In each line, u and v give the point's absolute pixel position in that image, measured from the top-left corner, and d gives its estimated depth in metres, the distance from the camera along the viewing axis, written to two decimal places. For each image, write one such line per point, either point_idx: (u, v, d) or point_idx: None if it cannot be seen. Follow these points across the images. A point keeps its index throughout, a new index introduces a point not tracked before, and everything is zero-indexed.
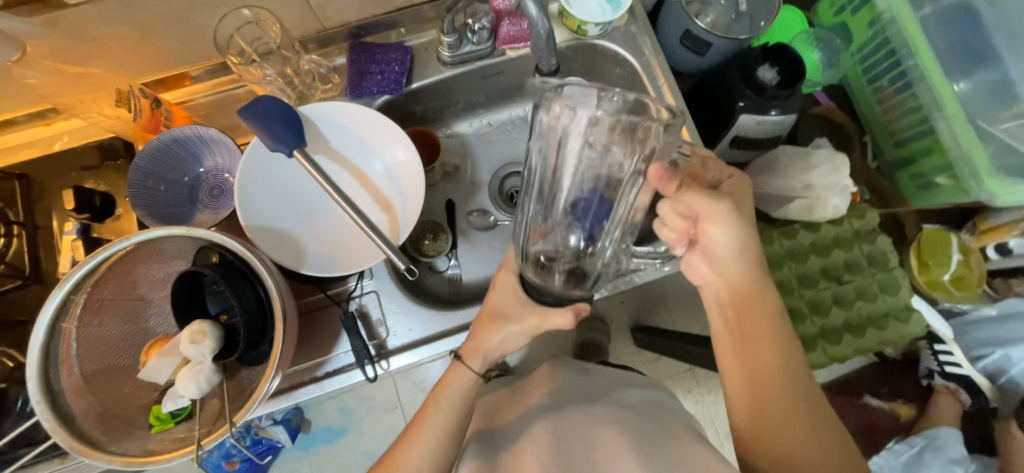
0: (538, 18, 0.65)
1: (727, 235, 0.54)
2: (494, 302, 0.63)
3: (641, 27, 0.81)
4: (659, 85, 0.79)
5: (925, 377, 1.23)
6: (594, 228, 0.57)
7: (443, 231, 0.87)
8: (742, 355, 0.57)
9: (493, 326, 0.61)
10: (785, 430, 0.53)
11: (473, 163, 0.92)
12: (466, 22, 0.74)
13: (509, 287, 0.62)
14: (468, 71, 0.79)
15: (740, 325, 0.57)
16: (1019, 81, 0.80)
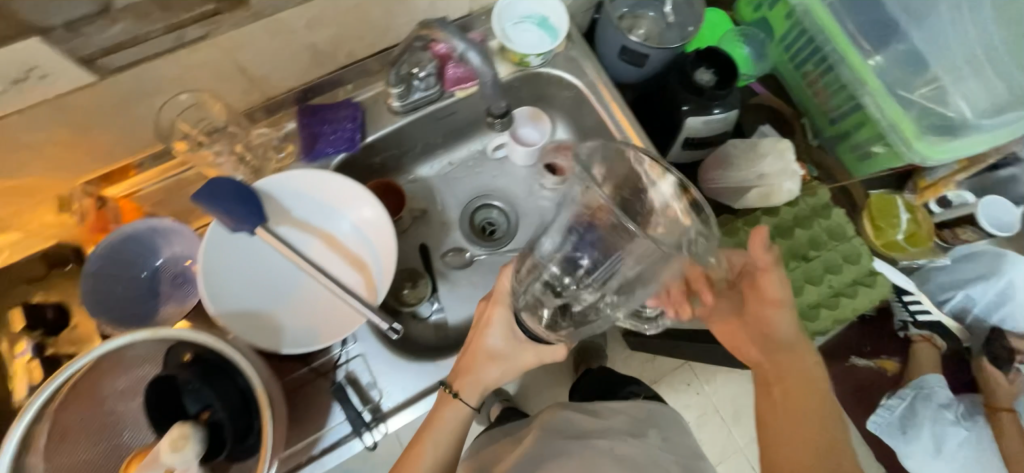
0: (482, 67, 0.69)
1: (776, 318, 0.69)
2: (490, 342, 0.65)
3: (581, 51, 0.84)
4: (608, 103, 0.83)
5: (901, 329, 1.28)
6: (599, 282, 0.53)
7: (421, 276, 0.86)
8: (785, 426, 0.65)
9: (491, 364, 0.65)
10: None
11: (441, 204, 0.93)
12: (412, 71, 0.75)
13: (505, 323, 0.64)
14: (422, 115, 0.80)
15: (791, 395, 0.67)
16: (926, 51, 0.86)
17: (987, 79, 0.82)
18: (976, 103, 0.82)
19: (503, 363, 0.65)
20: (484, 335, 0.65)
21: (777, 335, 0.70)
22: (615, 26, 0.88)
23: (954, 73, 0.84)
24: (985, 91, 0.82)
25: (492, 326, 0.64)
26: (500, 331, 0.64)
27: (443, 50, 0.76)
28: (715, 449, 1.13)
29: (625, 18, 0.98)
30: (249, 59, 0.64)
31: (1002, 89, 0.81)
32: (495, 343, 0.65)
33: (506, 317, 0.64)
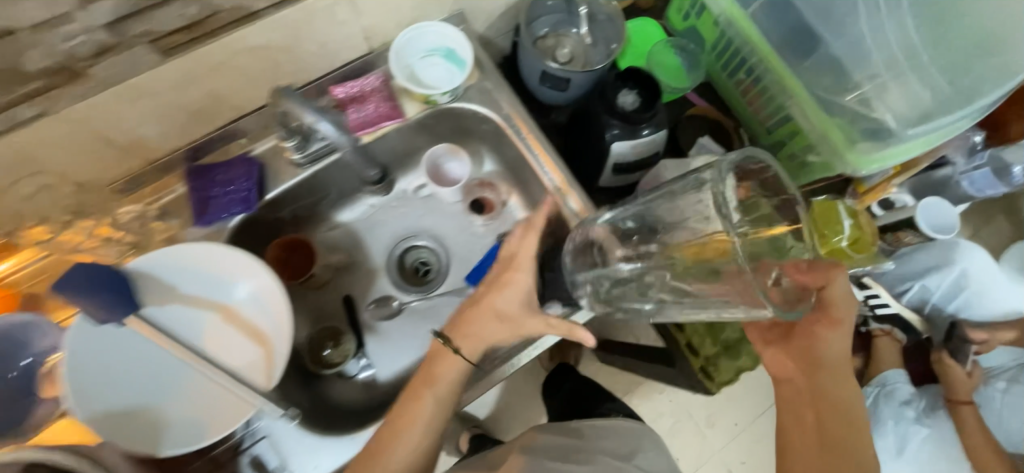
0: (335, 136, 0.66)
1: (831, 342, 0.65)
2: (498, 301, 0.65)
3: (494, 82, 0.79)
4: (524, 136, 0.79)
5: (863, 325, 1.28)
6: (645, 264, 0.57)
7: (343, 333, 0.82)
8: (818, 456, 0.66)
9: (499, 326, 0.66)
10: None
11: (366, 250, 0.88)
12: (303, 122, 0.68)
13: (522, 286, 0.65)
14: (326, 165, 0.75)
15: (823, 421, 0.67)
16: (847, 59, 0.82)
17: (911, 86, 0.78)
18: (902, 111, 0.78)
19: (512, 326, 0.66)
20: (494, 297, 0.66)
21: (824, 359, 0.66)
22: (533, 51, 0.84)
23: (879, 80, 0.80)
24: (909, 98, 0.78)
25: (510, 286, 0.65)
26: (512, 294, 0.65)
27: (342, 94, 0.73)
28: (679, 451, 1.19)
29: (547, 38, 0.93)
30: (110, 127, 0.59)
31: (927, 96, 0.77)
32: (505, 305, 0.66)
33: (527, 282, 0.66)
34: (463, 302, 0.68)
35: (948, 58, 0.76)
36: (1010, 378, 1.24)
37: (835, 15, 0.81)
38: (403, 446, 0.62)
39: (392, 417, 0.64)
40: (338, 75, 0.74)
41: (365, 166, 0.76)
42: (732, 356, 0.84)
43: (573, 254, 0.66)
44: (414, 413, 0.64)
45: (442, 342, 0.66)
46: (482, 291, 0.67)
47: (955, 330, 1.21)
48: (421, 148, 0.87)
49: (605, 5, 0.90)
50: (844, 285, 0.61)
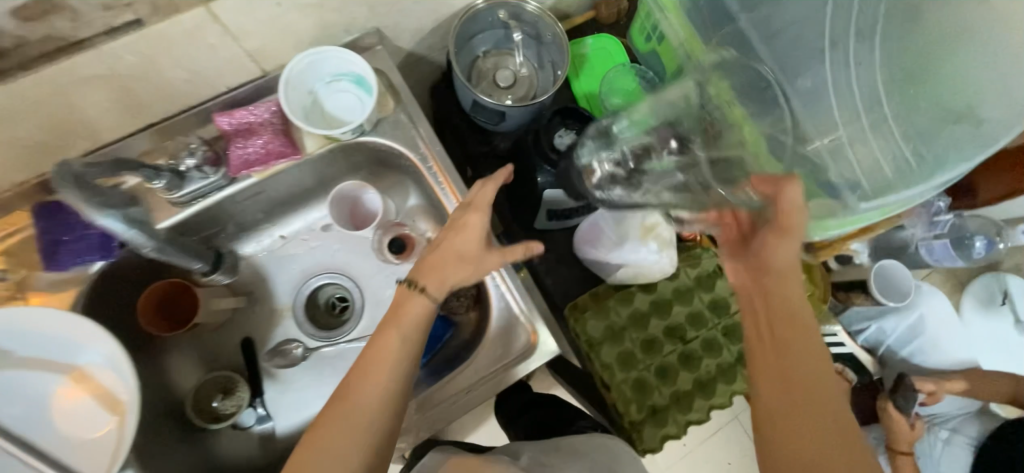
0: (132, 235, 0.56)
1: (780, 250, 0.55)
2: (458, 241, 0.59)
3: (411, 114, 0.71)
4: (439, 180, 0.72)
5: None
6: (632, 165, 0.71)
7: (237, 383, 0.74)
8: (776, 372, 0.51)
9: (459, 268, 0.58)
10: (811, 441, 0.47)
11: (272, 287, 0.80)
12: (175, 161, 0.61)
13: (478, 227, 0.59)
14: (210, 204, 0.67)
15: (781, 334, 0.53)
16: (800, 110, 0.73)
17: (872, 156, 0.69)
18: (859, 184, 0.69)
19: (475, 268, 0.59)
20: (462, 237, 0.59)
21: (774, 263, 0.56)
22: (460, 80, 0.74)
23: (837, 148, 0.70)
24: (866, 172, 0.69)
25: (471, 230, 0.59)
26: (476, 236, 0.59)
27: (227, 124, 0.63)
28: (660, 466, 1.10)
29: (489, 56, 0.84)
30: None
31: (887, 171, 0.69)
32: (464, 245, 0.59)
33: (486, 224, 0.60)
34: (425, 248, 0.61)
35: (914, 129, 0.68)
36: (953, 427, 1.22)
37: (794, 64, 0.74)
38: (368, 389, 0.52)
39: (358, 360, 0.54)
40: (225, 101, 0.64)
41: (189, 262, 0.65)
42: (657, 422, 0.80)
43: (592, 153, 0.72)
44: (379, 356, 0.53)
45: (407, 288, 0.57)
46: (440, 236, 0.60)
47: (905, 380, 1.16)
48: (336, 177, 0.78)
49: (551, 26, 0.77)
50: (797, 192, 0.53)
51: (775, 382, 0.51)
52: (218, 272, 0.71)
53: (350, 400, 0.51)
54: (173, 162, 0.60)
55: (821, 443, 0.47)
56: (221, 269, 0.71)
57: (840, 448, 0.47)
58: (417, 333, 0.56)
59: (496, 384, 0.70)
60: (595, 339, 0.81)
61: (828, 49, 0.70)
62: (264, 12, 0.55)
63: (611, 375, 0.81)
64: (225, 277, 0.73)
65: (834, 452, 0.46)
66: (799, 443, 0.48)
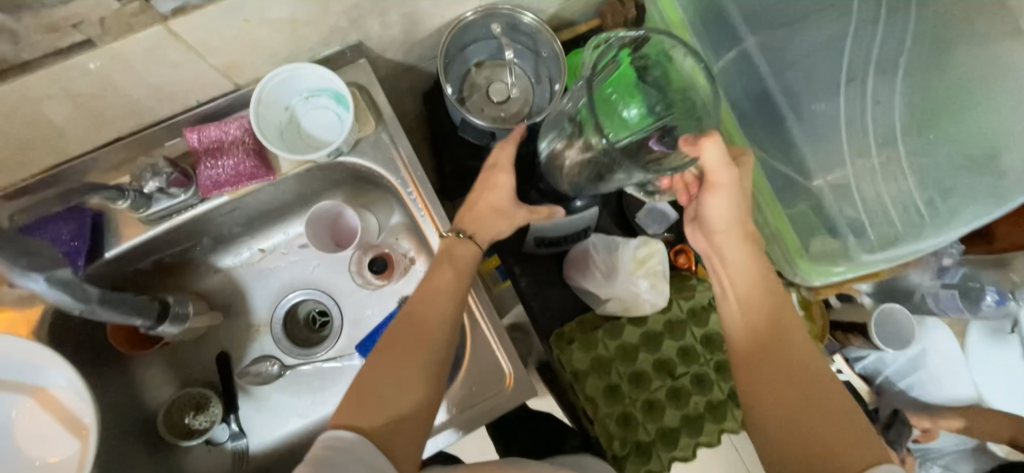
0: (60, 298, 0.51)
1: (716, 210, 0.60)
2: (490, 198, 0.66)
3: (394, 132, 0.69)
4: (419, 204, 0.69)
5: None
6: (590, 153, 0.61)
7: (210, 398, 0.72)
8: (744, 319, 0.58)
9: (496, 219, 0.66)
10: (780, 375, 0.52)
11: (248, 302, 0.78)
12: (140, 180, 0.59)
13: (506, 185, 0.66)
14: (179, 223, 0.65)
15: (743, 290, 0.59)
16: (800, 144, 0.70)
17: (879, 199, 0.66)
18: (862, 228, 0.66)
19: (506, 219, 0.67)
20: (488, 197, 0.66)
21: (717, 226, 0.62)
22: (448, 98, 0.71)
23: (842, 188, 0.68)
24: (870, 214, 0.66)
25: (498, 188, 0.66)
26: (502, 195, 0.66)
27: (198, 143, 0.61)
28: None
29: (482, 68, 0.77)
30: None
31: (894, 216, 0.65)
32: (498, 199, 0.67)
33: (512, 183, 0.67)
34: (459, 210, 0.68)
35: (928, 175, 0.63)
36: (945, 464, 1.19)
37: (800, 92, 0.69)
38: (429, 321, 0.57)
39: (413, 300, 0.58)
40: (195, 116, 0.61)
41: (129, 320, 0.60)
42: (641, 458, 0.77)
43: (555, 142, 0.66)
44: (436, 293, 0.59)
45: (455, 237, 0.65)
46: (473, 194, 0.68)
47: (900, 415, 1.12)
48: (317, 192, 0.75)
49: (550, 43, 0.73)
50: (716, 152, 0.55)
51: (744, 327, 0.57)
52: (163, 325, 0.65)
53: (414, 325, 0.56)
54: (136, 185, 0.59)
55: (801, 395, 0.50)
56: (165, 322, 0.65)
57: (816, 399, 0.50)
58: (468, 273, 0.63)
59: (490, 412, 0.65)
60: (580, 370, 0.78)
61: (845, 83, 0.67)
62: (232, 29, 0.51)
63: (594, 408, 0.78)
64: (174, 328, 0.66)
65: (812, 403, 0.50)
66: (780, 400, 0.51)
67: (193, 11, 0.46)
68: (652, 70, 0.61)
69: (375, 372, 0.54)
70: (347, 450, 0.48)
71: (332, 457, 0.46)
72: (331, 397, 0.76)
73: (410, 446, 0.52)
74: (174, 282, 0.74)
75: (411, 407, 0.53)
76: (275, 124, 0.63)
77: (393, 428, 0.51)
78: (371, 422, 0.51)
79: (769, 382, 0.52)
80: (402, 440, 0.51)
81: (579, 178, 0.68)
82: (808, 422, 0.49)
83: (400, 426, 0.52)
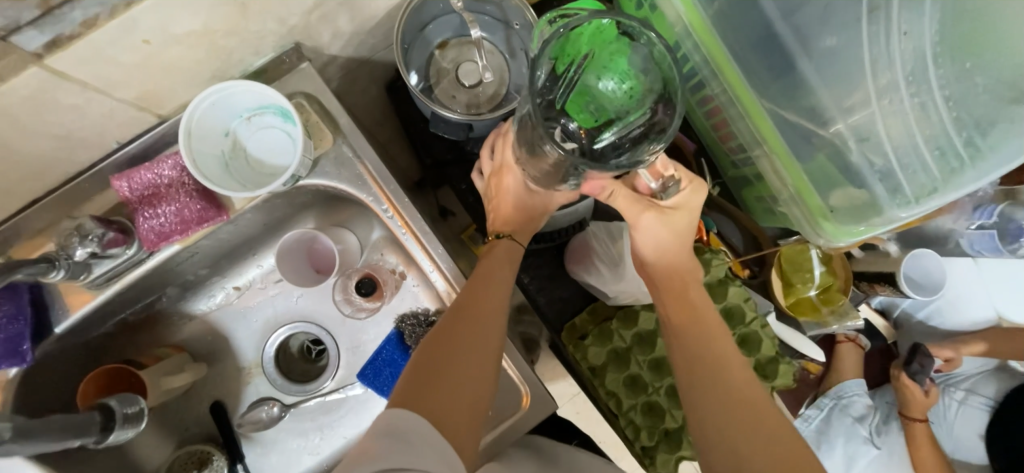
0: None
1: (646, 232, 0.60)
2: (507, 204, 0.64)
3: (356, 143, 0.60)
4: (398, 221, 0.62)
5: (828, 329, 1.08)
6: (571, 145, 0.53)
7: (212, 453, 0.67)
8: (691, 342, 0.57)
9: (519, 216, 0.65)
10: (727, 399, 0.53)
11: (234, 347, 0.72)
12: (67, 247, 0.51)
13: (515, 186, 0.63)
14: (132, 282, 0.57)
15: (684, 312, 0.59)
16: (818, 87, 0.60)
17: (911, 141, 0.58)
18: (894, 179, 0.59)
19: (532, 216, 0.65)
20: (504, 200, 0.65)
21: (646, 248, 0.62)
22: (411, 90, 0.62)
23: (868, 135, 0.59)
24: (902, 161, 0.58)
25: (509, 191, 0.64)
26: (517, 194, 0.64)
27: (129, 192, 0.53)
28: None
29: (448, 49, 0.67)
30: None
31: (930, 163, 0.58)
32: (512, 198, 0.64)
33: (520, 179, 0.63)
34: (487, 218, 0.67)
35: (965, 109, 0.56)
36: (969, 388, 1.14)
37: (812, 31, 0.59)
38: (486, 308, 0.55)
39: (463, 291, 0.56)
40: (121, 159, 0.53)
41: (62, 443, 0.51)
42: (671, 446, 0.74)
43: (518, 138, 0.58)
44: (487, 281, 0.58)
45: (493, 238, 0.64)
46: (490, 202, 0.66)
47: (921, 348, 1.05)
48: (285, 218, 0.67)
49: (520, 10, 0.64)
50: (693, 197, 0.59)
51: (691, 352, 0.56)
52: (114, 432, 0.56)
53: (467, 309, 0.54)
54: (66, 252, 0.52)
55: (740, 425, 0.52)
56: (114, 429, 0.56)
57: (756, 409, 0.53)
58: (511, 268, 0.61)
59: (511, 430, 0.60)
60: (597, 365, 0.74)
61: (866, 15, 0.57)
62: (130, 55, 0.42)
63: (617, 403, 0.75)
64: (128, 432, 0.58)
65: (756, 421, 0.52)
66: (721, 417, 0.52)
67: (72, 43, 0.37)
68: (632, 47, 0.51)
69: (434, 360, 0.50)
70: (415, 433, 0.43)
71: (398, 438, 0.42)
72: (340, 430, 0.71)
73: (469, 436, 0.48)
74: (149, 339, 0.68)
75: (469, 390, 0.49)
76: (216, 157, 0.55)
77: (446, 411, 0.47)
78: (428, 404, 0.47)
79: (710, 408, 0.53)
80: (456, 417, 0.47)
81: (548, 172, 0.58)
82: (753, 440, 0.51)
83: (454, 405, 0.48)
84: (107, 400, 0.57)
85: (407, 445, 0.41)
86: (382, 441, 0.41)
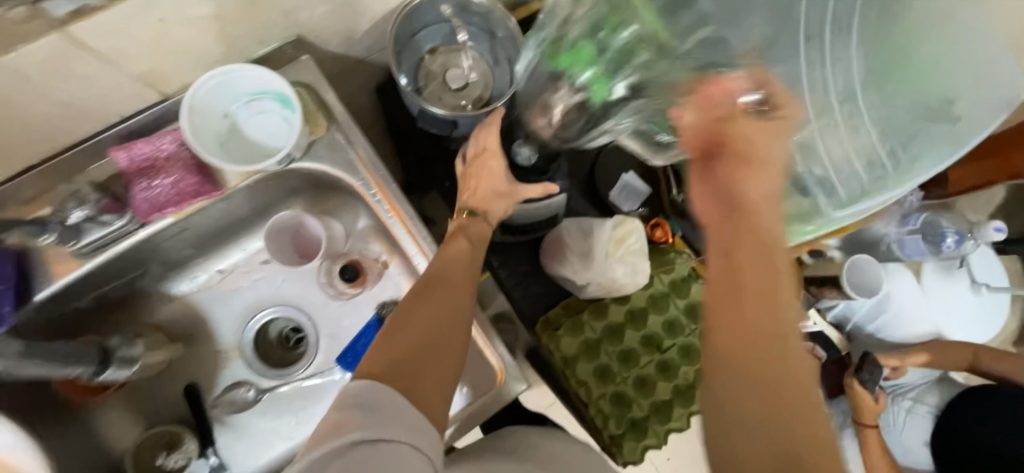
0: None
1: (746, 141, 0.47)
2: (487, 187, 0.68)
3: (349, 131, 0.64)
4: (385, 206, 0.65)
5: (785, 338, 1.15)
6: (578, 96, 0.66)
7: (182, 435, 0.67)
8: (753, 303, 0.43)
9: (496, 203, 0.68)
10: (754, 372, 0.42)
11: (212, 329, 0.72)
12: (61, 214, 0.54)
13: (498, 171, 0.68)
14: (119, 253, 0.58)
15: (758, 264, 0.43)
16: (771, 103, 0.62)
17: (846, 157, 0.64)
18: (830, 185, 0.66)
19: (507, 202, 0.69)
20: (483, 184, 0.68)
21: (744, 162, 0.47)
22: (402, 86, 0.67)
23: (807, 145, 0.64)
24: (839, 172, 0.65)
25: (490, 174, 0.68)
26: (496, 180, 0.68)
27: (125, 163, 0.55)
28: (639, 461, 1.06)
29: (437, 54, 0.73)
30: None
31: (863, 173, 0.65)
32: (493, 184, 0.68)
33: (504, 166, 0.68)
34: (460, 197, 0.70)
35: (886, 126, 0.64)
36: (915, 397, 1.21)
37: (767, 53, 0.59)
38: (451, 286, 0.58)
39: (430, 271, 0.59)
40: (120, 132, 0.55)
41: (63, 371, 0.55)
42: (638, 435, 0.78)
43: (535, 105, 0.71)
44: (452, 262, 0.61)
45: (465, 217, 0.67)
46: (467, 183, 0.70)
47: (869, 356, 1.13)
48: (273, 202, 0.70)
49: (504, 21, 0.69)
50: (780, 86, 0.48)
51: (736, 316, 0.43)
52: (108, 370, 0.60)
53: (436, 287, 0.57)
54: (60, 216, 0.54)
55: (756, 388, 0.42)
56: (111, 365, 0.60)
57: (782, 387, 0.41)
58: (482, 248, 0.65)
59: (483, 407, 0.64)
60: (569, 356, 0.78)
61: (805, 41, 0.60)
62: (145, 32, 0.46)
63: (587, 392, 0.78)
64: (123, 372, 0.61)
65: (779, 396, 0.41)
66: (744, 384, 0.42)
67: (94, 13, 0.41)
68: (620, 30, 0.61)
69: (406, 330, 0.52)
70: (385, 403, 0.45)
71: (365, 409, 0.44)
72: (316, 415, 0.72)
73: (438, 401, 0.50)
74: (127, 317, 0.68)
75: (437, 362, 0.51)
76: (214, 135, 0.58)
77: (412, 377, 0.49)
78: (398, 373, 0.49)
79: (733, 358, 0.43)
80: (426, 386, 0.49)
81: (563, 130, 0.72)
82: (759, 395, 0.41)
83: (425, 374, 0.50)
84: (107, 338, 0.62)
85: (370, 416, 0.44)
86: (352, 414, 0.44)
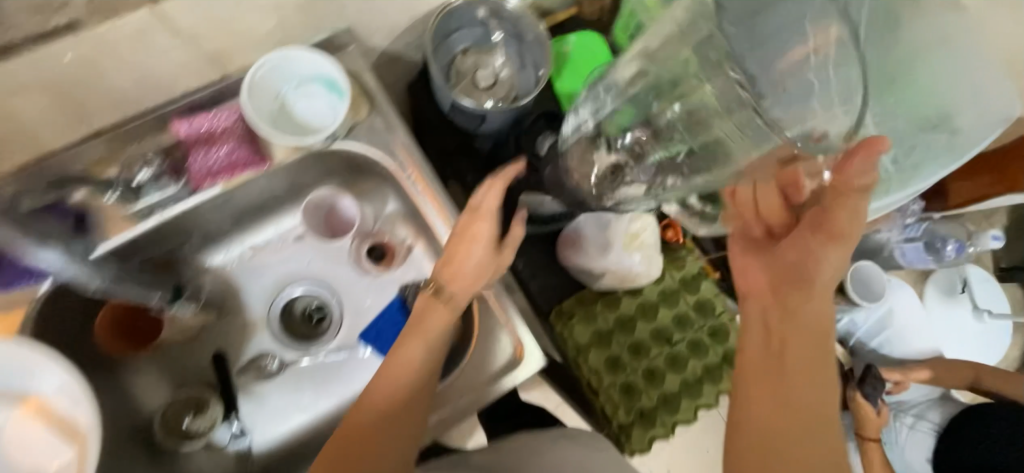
0: (66, 268, 0.57)
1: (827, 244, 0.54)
2: (470, 254, 0.61)
3: (387, 119, 0.69)
4: (417, 187, 0.69)
5: None
6: (617, 157, 0.70)
7: (209, 400, 0.70)
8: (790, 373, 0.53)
9: (474, 272, 0.61)
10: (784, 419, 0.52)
11: (243, 301, 0.75)
12: (128, 175, 0.61)
13: (483, 234, 0.61)
14: (171, 218, 0.63)
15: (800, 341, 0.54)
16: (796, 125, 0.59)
17: None
18: None
19: (491, 270, 0.62)
20: (465, 247, 0.62)
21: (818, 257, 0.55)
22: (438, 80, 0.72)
23: None
24: None
25: (475, 238, 0.61)
26: (481, 243, 0.61)
27: (185, 133, 0.61)
28: None
29: (468, 55, 0.79)
30: None
31: None
32: (477, 251, 0.61)
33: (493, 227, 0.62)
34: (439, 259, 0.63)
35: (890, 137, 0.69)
36: (917, 414, 1.22)
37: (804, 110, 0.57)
38: (413, 354, 0.57)
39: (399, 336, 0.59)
40: (182, 107, 0.60)
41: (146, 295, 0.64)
42: (646, 424, 0.80)
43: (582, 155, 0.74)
44: (424, 322, 0.59)
45: (429, 293, 0.60)
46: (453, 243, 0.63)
47: (872, 369, 1.12)
48: (309, 183, 0.74)
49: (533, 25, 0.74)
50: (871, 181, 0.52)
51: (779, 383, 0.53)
52: (180, 302, 0.69)
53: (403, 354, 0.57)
54: (126, 176, 0.61)
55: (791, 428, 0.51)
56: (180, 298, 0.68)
57: (814, 431, 0.51)
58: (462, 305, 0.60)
59: (484, 395, 0.68)
60: (582, 344, 0.81)
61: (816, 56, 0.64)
62: (223, 13, 0.51)
63: (599, 380, 0.81)
64: (187, 308, 0.69)
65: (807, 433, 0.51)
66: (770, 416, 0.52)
67: None
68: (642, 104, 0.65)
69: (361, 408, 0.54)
70: None
71: None
72: (336, 389, 0.74)
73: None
74: None
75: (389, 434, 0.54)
76: (266, 113, 0.63)
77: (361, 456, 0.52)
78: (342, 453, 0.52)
79: (767, 404, 0.53)
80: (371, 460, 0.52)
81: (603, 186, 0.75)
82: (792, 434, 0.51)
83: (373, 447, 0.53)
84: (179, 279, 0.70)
85: None
86: None
